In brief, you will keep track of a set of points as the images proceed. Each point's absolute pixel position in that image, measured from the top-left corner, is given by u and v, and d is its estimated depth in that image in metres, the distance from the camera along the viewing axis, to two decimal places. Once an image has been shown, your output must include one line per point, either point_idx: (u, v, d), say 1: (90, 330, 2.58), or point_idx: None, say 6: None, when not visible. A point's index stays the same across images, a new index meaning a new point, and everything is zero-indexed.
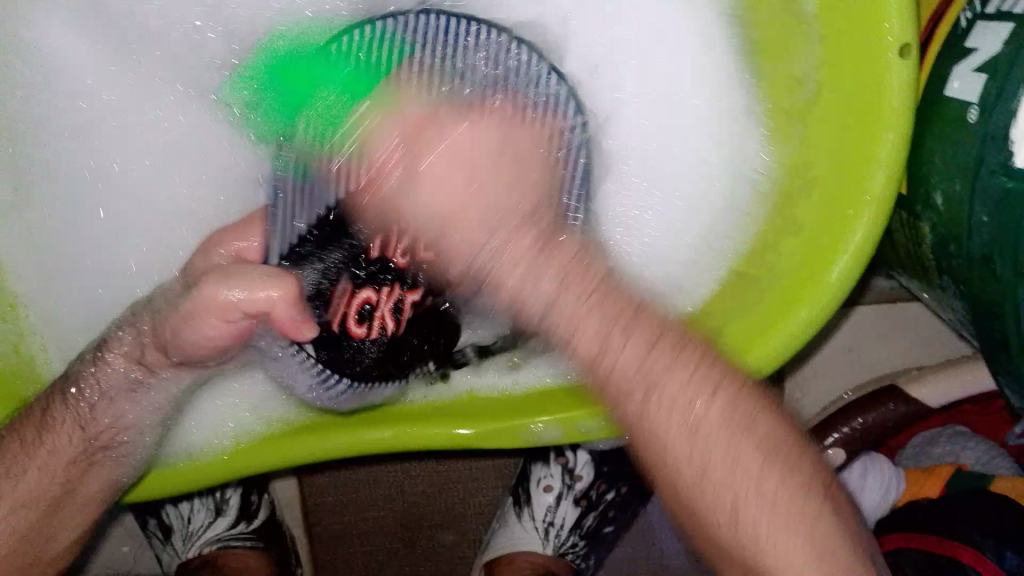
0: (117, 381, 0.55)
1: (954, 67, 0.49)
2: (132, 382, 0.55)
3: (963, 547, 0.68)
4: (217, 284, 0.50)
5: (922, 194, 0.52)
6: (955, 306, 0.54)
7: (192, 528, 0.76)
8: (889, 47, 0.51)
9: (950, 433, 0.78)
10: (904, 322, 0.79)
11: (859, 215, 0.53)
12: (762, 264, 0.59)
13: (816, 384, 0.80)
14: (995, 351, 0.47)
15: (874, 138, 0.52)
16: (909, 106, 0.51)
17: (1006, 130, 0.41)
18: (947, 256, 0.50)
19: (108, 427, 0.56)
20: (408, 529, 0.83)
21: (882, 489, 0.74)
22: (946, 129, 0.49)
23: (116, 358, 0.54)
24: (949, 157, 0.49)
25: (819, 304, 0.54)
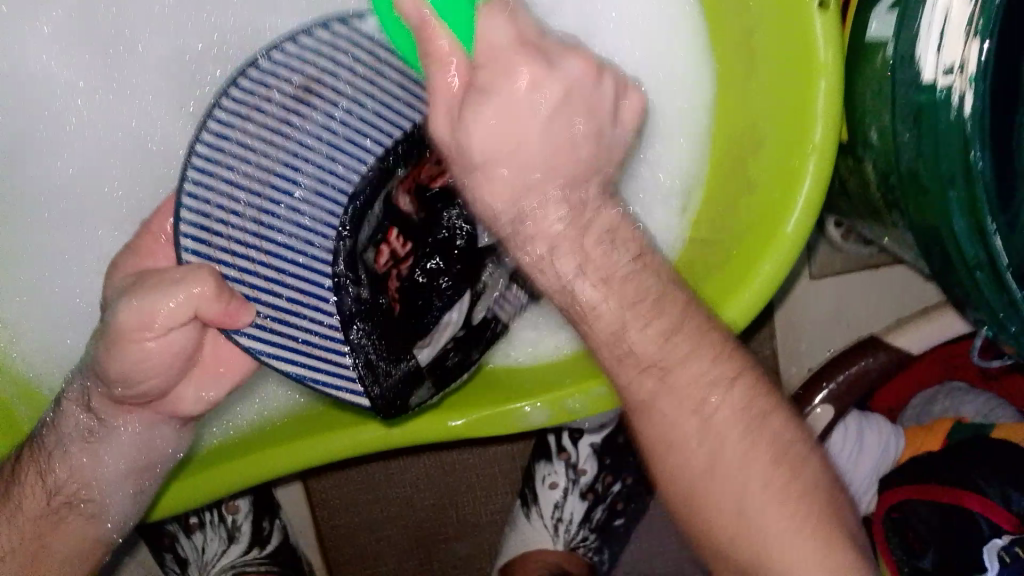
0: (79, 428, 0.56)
1: (872, 8, 0.51)
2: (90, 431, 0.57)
3: (970, 494, 0.68)
4: (144, 295, 0.50)
5: (861, 136, 0.54)
6: (908, 240, 0.55)
7: (206, 557, 0.77)
8: (811, 2, 0.53)
9: (948, 388, 0.78)
10: (885, 283, 0.79)
11: (805, 166, 0.55)
12: (726, 230, 0.60)
13: (807, 354, 0.81)
14: (943, 270, 0.48)
15: (808, 91, 0.54)
16: (836, 54, 0.53)
17: (912, 48, 0.43)
18: (890, 191, 0.52)
19: (85, 478, 0.58)
20: (422, 544, 0.84)
21: (881, 446, 0.75)
22: (872, 66, 0.51)
23: (76, 406, 0.56)
24: (876, 93, 0.50)
25: (780, 257, 0.56)
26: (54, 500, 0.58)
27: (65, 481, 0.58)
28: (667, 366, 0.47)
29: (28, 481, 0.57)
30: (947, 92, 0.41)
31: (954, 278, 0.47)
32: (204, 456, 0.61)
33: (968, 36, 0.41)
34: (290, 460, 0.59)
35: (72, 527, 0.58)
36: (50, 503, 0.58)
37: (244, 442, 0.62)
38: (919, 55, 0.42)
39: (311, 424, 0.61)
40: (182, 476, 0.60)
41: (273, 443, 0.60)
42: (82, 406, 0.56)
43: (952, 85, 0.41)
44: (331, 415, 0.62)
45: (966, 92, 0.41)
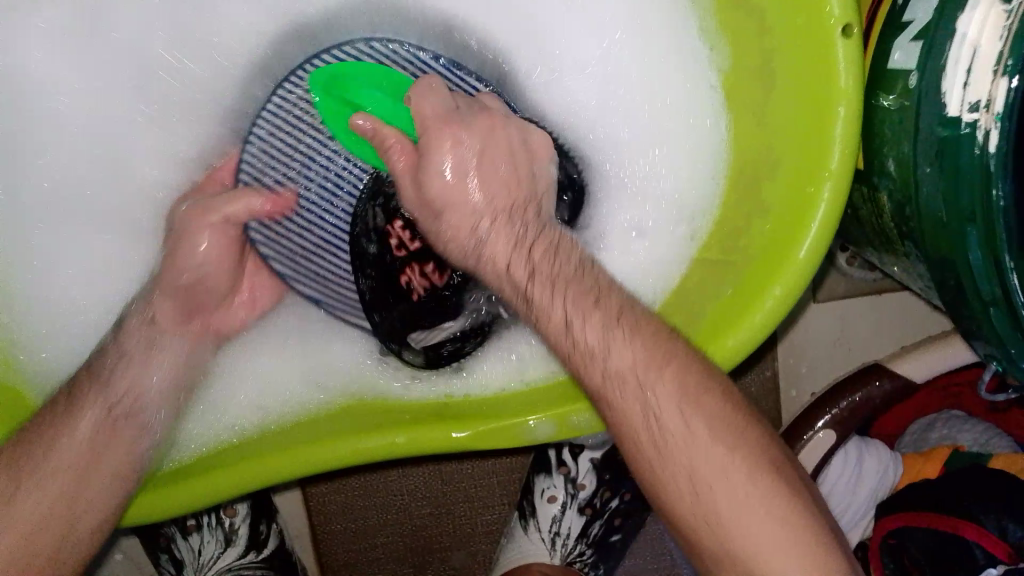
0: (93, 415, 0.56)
1: (894, 42, 0.52)
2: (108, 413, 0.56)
3: (967, 524, 0.69)
4: None
5: (879, 165, 0.54)
6: (919, 270, 0.56)
7: (202, 559, 0.77)
8: (834, 30, 0.53)
9: (946, 417, 0.79)
10: (888, 310, 0.80)
11: (821, 192, 0.55)
12: (736, 252, 0.61)
13: (806, 376, 0.80)
14: (956, 301, 0.49)
15: (827, 118, 0.55)
16: (856, 82, 0.53)
17: (938, 83, 0.44)
18: (906, 222, 0.53)
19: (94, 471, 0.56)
20: (416, 553, 0.84)
21: (880, 472, 0.75)
22: (892, 98, 0.52)
23: (142, 324, 0.63)
24: (896, 125, 0.51)
25: (789, 282, 0.56)
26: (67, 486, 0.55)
27: (118, 395, 0.59)
28: None
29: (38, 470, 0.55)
30: (972, 127, 0.42)
31: (968, 312, 0.48)
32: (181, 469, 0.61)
33: (995, 74, 0.41)
34: (286, 469, 0.58)
35: (118, 449, 0.58)
36: (108, 417, 0.58)
37: (226, 453, 0.61)
38: (945, 91, 0.43)
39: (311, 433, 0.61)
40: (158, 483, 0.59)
41: (275, 450, 0.60)
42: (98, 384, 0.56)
43: (976, 122, 0.42)
44: (331, 426, 0.62)
45: (991, 129, 0.41)
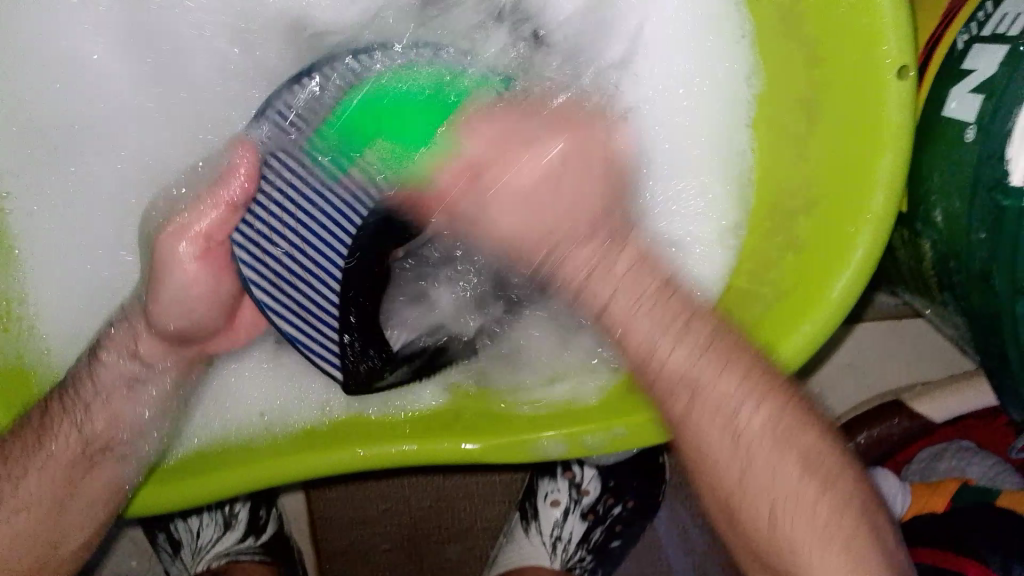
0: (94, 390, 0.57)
1: (951, 88, 0.50)
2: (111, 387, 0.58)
3: (971, 563, 0.68)
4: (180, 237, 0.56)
5: (922, 212, 0.52)
6: (955, 321, 0.54)
7: (201, 542, 0.77)
8: (888, 70, 0.51)
9: (956, 447, 0.78)
10: (913, 336, 0.78)
11: (859, 233, 0.53)
12: (763, 281, 0.59)
13: (820, 399, 0.79)
14: (996, 363, 0.47)
15: (874, 159, 0.53)
16: (907, 124, 0.52)
17: (1001, 148, 0.42)
18: (947, 275, 0.51)
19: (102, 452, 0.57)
20: (413, 545, 0.83)
21: (889, 501, 0.74)
22: (943, 147, 0.50)
23: (116, 352, 0.58)
24: (947, 176, 0.49)
25: (820, 320, 0.55)
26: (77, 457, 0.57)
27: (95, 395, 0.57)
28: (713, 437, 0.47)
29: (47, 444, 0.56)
30: None
31: (1008, 378, 0.47)
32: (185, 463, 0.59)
33: None
34: (290, 472, 0.57)
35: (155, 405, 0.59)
36: (85, 450, 0.57)
37: (230, 449, 0.60)
38: (1010, 159, 0.42)
39: (321, 435, 0.59)
40: (160, 480, 0.58)
41: (281, 448, 0.58)
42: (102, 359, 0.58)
43: None
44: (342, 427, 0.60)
45: None
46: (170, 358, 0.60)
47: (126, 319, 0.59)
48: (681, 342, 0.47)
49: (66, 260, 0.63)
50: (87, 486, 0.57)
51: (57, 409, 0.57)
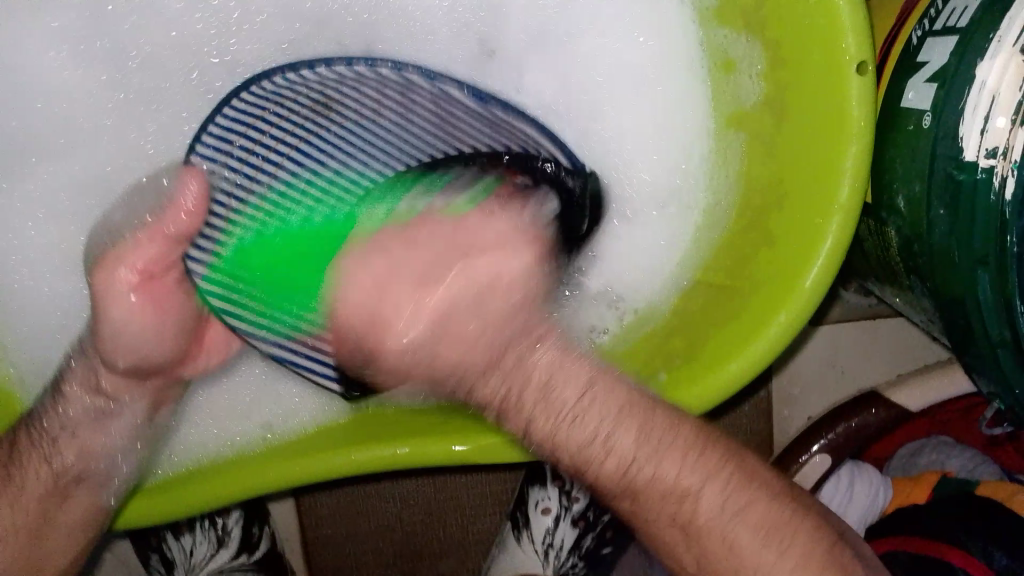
0: (82, 411, 0.59)
1: (909, 79, 0.53)
2: (94, 412, 0.60)
3: (954, 550, 0.70)
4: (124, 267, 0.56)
5: (886, 201, 0.55)
6: (924, 304, 0.57)
7: (194, 560, 0.77)
8: (847, 66, 0.54)
9: (935, 442, 0.80)
10: (885, 336, 0.80)
11: (828, 225, 0.56)
12: (740, 276, 0.62)
13: (800, 398, 0.81)
14: (963, 338, 0.49)
15: (838, 151, 0.55)
16: (868, 117, 0.54)
17: (956, 125, 0.44)
18: (913, 258, 0.53)
19: (91, 454, 0.60)
20: (406, 559, 0.84)
21: (870, 497, 0.76)
22: (904, 137, 0.52)
23: (81, 387, 0.59)
24: (908, 163, 0.52)
25: (795, 310, 0.57)
26: (60, 480, 0.59)
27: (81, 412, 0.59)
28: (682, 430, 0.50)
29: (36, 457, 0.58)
30: (988, 174, 0.43)
31: (974, 351, 0.49)
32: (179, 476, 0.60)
33: (1013, 121, 0.42)
34: (283, 478, 0.57)
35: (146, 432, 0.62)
36: (57, 483, 0.59)
37: (224, 461, 0.60)
38: (962, 135, 0.44)
39: (311, 443, 0.60)
40: (154, 491, 0.59)
41: (271, 458, 0.59)
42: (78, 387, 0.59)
43: (993, 168, 0.43)
44: (334, 432, 0.62)
45: (1008, 177, 0.42)
46: (135, 392, 0.60)
47: (83, 355, 0.60)
48: (627, 423, 0.48)
49: (54, 290, 0.68)
50: (63, 517, 0.59)
51: (26, 443, 0.59)
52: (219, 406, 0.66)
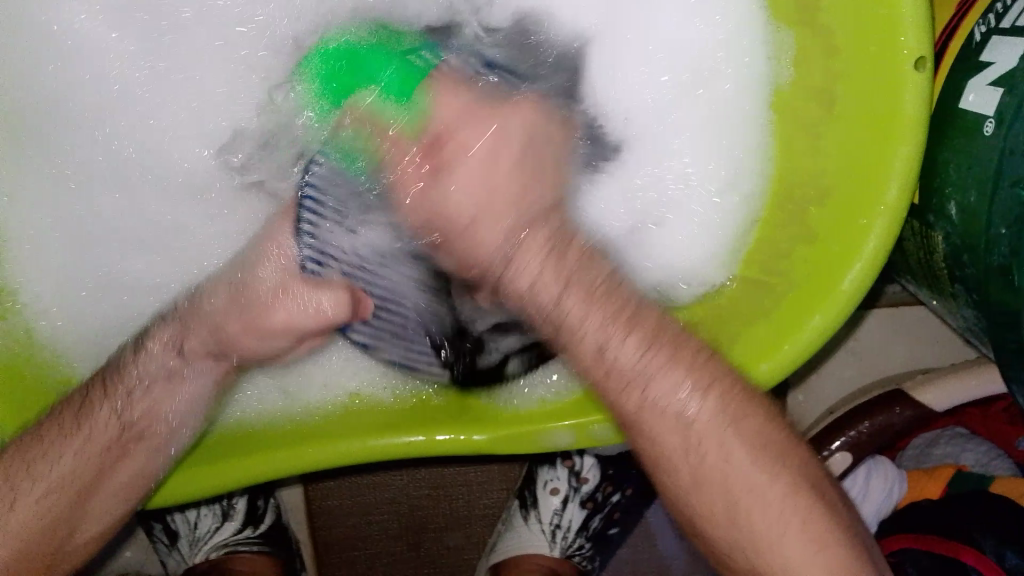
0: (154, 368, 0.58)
1: (968, 80, 0.50)
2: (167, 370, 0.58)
3: (966, 548, 0.69)
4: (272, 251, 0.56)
5: (936, 205, 0.52)
6: (965, 313, 0.55)
7: (198, 533, 0.76)
8: (905, 61, 0.51)
9: (950, 434, 0.79)
10: (907, 326, 0.79)
11: (872, 225, 0.53)
12: (774, 271, 0.59)
13: (817, 385, 0.80)
14: (1012, 357, 0.47)
15: (887, 149, 0.52)
16: (923, 115, 0.51)
17: None
18: (960, 267, 0.51)
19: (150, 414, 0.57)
20: (412, 532, 0.83)
21: (886, 491, 0.75)
22: (960, 141, 0.50)
23: (162, 346, 0.58)
24: (963, 169, 0.49)
25: (832, 313, 0.55)
26: (123, 434, 0.56)
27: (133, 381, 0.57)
28: (696, 431, 0.49)
29: (87, 422, 0.56)
30: None
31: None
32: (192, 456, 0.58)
33: None
34: (310, 460, 0.56)
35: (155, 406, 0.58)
36: (117, 440, 0.56)
37: (250, 439, 0.59)
38: None
39: (330, 429, 0.59)
40: (186, 462, 0.58)
41: (287, 441, 0.58)
42: (158, 344, 0.59)
43: None
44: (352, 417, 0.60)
45: None
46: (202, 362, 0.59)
47: (177, 317, 0.59)
48: (629, 339, 0.49)
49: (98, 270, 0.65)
50: (105, 485, 0.56)
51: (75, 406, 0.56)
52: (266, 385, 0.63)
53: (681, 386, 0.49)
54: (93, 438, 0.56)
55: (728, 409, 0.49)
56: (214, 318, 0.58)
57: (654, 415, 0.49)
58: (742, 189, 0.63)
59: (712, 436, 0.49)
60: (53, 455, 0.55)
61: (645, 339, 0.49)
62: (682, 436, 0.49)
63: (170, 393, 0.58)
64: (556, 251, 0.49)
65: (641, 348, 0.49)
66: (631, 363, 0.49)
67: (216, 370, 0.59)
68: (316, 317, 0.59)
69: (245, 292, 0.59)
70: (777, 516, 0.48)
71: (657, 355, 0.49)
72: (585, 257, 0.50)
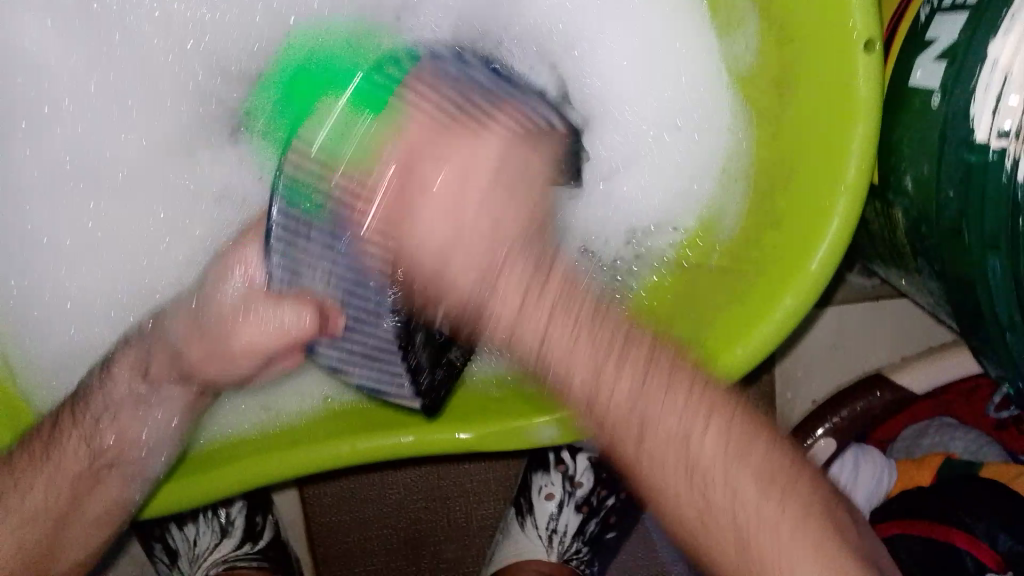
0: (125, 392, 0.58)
1: (917, 58, 0.52)
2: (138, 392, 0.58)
3: (958, 532, 0.70)
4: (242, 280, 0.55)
5: (894, 182, 0.54)
6: (931, 287, 0.56)
7: (198, 550, 0.77)
8: (854, 46, 0.53)
9: (938, 424, 0.79)
10: (889, 318, 0.80)
11: (835, 206, 0.55)
12: (745, 259, 0.61)
13: (804, 381, 0.81)
14: (973, 320, 0.49)
15: (843, 131, 0.54)
16: (875, 96, 0.53)
17: (966, 108, 0.44)
18: (921, 239, 0.53)
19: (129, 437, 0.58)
20: (411, 545, 0.83)
21: (875, 478, 0.76)
22: (912, 117, 0.52)
23: (129, 370, 0.58)
24: (916, 144, 0.51)
25: (801, 293, 0.56)
26: (96, 462, 0.57)
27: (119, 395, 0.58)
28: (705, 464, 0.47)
29: (74, 436, 0.57)
30: (1001, 155, 0.42)
31: (984, 332, 0.48)
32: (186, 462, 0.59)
33: None
34: (299, 464, 0.57)
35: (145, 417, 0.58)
36: (92, 464, 0.57)
37: (241, 445, 0.60)
38: (974, 117, 0.43)
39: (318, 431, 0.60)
40: (181, 472, 0.58)
41: (278, 445, 0.59)
42: (128, 366, 0.58)
43: (1006, 149, 0.42)
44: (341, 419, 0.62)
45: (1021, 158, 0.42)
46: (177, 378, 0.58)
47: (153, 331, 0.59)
48: (621, 379, 0.46)
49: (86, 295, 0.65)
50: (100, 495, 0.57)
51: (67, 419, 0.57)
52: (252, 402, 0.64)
53: (686, 421, 0.47)
54: (71, 457, 0.56)
55: (737, 430, 0.47)
56: (175, 345, 0.58)
57: (654, 453, 0.47)
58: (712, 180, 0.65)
59: (727, 464, 0.47)
60: (43, 470, 0.56)
61: (625, 371, 0.46)
62: (687, 475, 0.47)
63: (142, 416, 0.58)
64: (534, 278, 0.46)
65: (636, 377, 0.46)
66: (624, 391, 0.46)
67: (185, 395, 0.59)
68: (278, 331, 0.55)
69: (205, 314, 0.57)
70: (790, 542, 0.47)
71: (652, 378, 0.47)
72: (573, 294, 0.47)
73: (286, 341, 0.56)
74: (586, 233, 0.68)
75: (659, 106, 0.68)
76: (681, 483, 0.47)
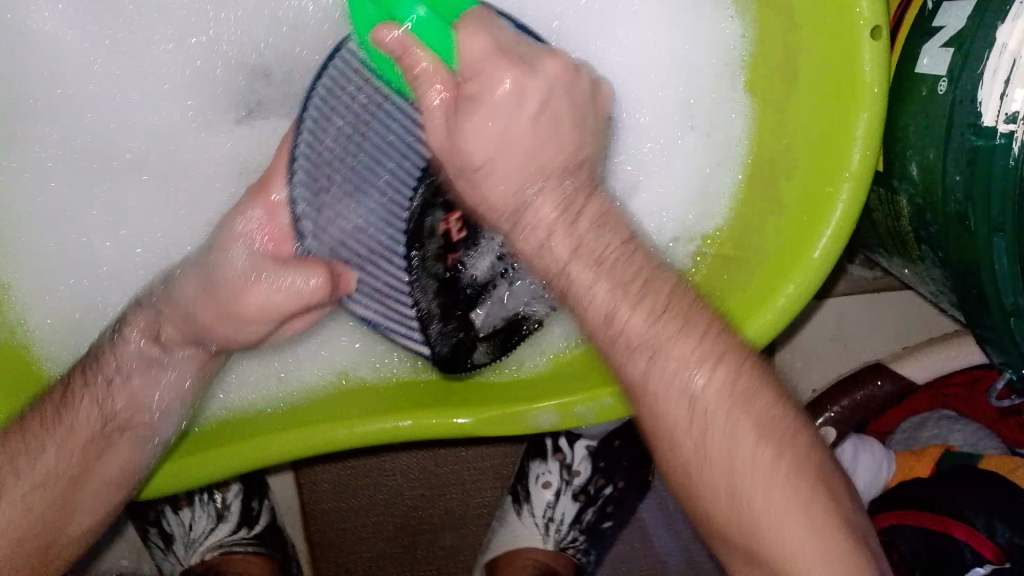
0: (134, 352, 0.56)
1: (923, 44, 0.51)
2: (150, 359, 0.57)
3: (955, 522, 0.70)
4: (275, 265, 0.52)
5: (899, 169, 0.54)
6: (933, 275, 0.56)
7: (193, 534, 0.76)
8: (861, 31, 0.52)
9: (938, 416, 0.79)
10: (890, 309, 0.80)
11: (839, 193, 0.54)
12: (750, 246, 0.60)
13: (803, 372, 0.80)
14: (977, 308, 0.48)
15: (849, 118, 0.54)
16: (881, 82, 0.53)
17: (973, 93, 0.44)
18: (925, 226, 0.52)
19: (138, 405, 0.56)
20: (407, 532, 0.83)
21: (875, 468, 0.76)
22: (918, 102, 0.51)
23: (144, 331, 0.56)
24: (921, 130, 0.51)
25: (803, 280, 0.56)
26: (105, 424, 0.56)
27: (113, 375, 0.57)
28: (705, 416, 0.47)
29: (60, 417, 0.55)
30: (1008, 138, 0.42)
31: (987, 319, 0.48)
32: (187, 444, 0.59)
33: None
34: (301, 447, 0.57)
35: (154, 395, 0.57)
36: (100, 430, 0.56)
37: (243, 428, 0.60)
38: (980, 101, 0.43)
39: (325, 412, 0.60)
40: (177, 453, 0.58)
41: (277, 428, 0.58)
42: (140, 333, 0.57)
43: (1013, 133, 0.42)
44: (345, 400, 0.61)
45: None
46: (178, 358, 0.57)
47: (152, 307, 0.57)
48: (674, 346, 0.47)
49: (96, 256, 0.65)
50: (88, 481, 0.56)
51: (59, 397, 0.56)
52: (253, 377, 0.63)
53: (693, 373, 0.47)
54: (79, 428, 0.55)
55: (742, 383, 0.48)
56: (187, 307, 0.55)
57: (664, 391, 0.47)
58: (715, 159, 0.65)
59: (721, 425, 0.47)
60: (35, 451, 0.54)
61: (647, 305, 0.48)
62: (687, 411, 0.47)
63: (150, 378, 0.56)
64: (562, 225, 0.50)
65: (649, 319, 0.48)
66: (637, 334, 0.48)
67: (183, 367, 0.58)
68: (293, 297, 0.52)
69: (216, 281, 0.54)
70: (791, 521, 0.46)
71: (666, 326, 0.48)
72: (607, 224, 0.50)
73: (301, 307, 0.52)
74: (625, 232, 0.66)
75: (662, 113, 0.66)
76: (666, 457, 0.49)
